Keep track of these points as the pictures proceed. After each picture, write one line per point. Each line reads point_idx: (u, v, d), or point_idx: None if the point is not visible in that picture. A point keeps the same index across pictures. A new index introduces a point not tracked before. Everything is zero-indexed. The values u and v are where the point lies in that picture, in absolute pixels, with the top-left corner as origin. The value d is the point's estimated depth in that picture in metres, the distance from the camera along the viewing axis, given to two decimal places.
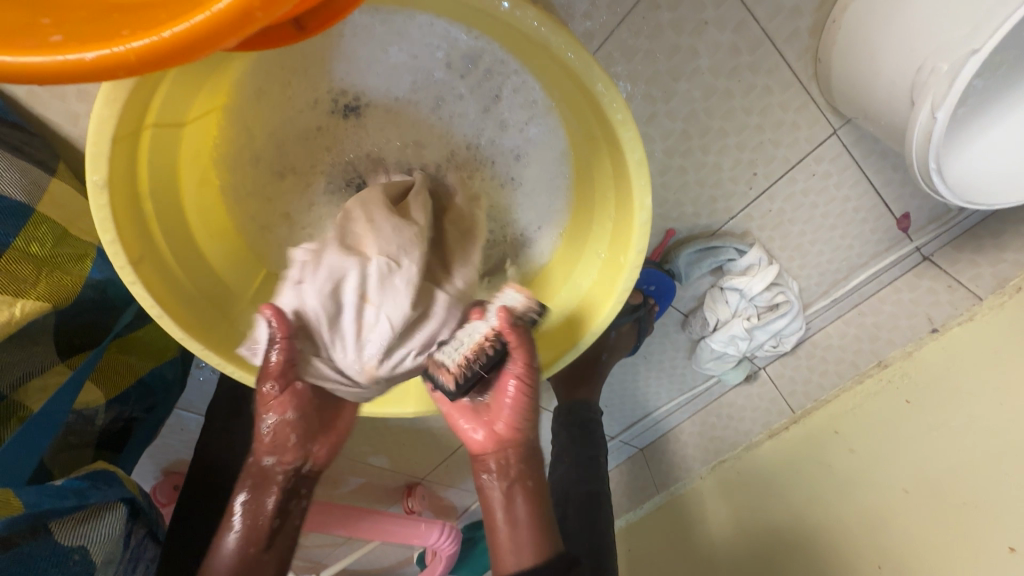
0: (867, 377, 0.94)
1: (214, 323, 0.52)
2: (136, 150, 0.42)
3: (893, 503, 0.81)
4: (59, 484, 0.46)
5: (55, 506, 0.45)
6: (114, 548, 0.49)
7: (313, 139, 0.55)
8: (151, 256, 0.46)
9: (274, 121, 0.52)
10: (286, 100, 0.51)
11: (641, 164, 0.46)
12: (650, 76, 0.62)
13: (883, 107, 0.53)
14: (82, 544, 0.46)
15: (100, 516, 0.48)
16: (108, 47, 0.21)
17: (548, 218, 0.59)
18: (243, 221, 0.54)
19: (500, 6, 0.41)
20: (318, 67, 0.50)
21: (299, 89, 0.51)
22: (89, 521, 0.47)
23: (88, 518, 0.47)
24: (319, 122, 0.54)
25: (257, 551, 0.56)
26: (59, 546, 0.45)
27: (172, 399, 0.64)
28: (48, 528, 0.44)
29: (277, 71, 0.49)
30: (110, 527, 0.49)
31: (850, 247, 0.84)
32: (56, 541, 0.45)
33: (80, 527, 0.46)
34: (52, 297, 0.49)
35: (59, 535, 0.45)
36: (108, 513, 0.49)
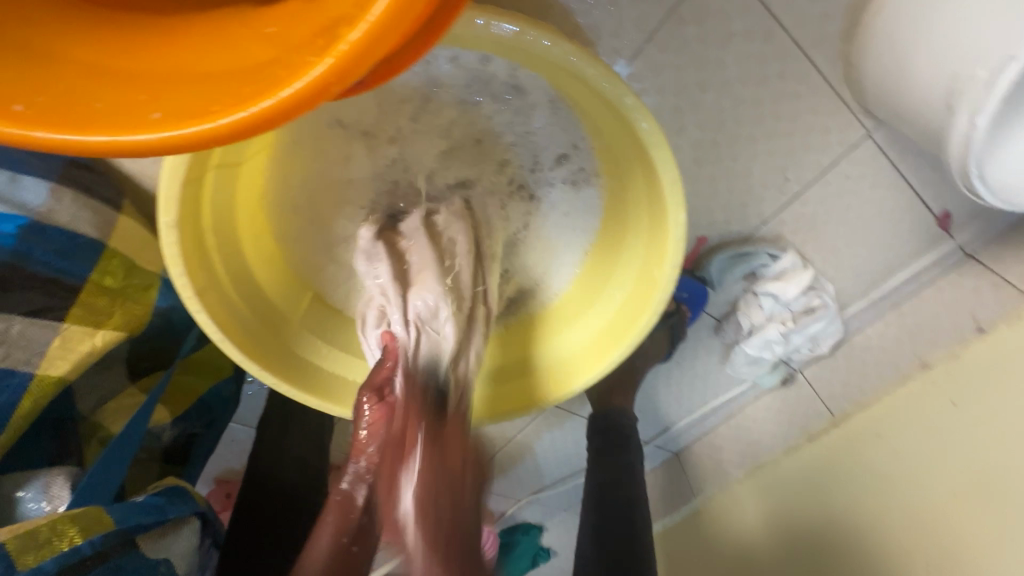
0: (910, 380, 0.90)
1: (268, 342, 0.56)
2: (199, 192, 0.45)
3: (941, 510, 0.80)
4: (141, 502, 0.49)
5: (138, 521, 0.48)
6: (189, 560, 0.52)
7: (337, 189, 0.56)
8: (214, 287, 0.50)
9: (314, 167, 0.54)
10: (321, 150, 0.54)
11: (675, 182, 0.48)
12: (679, 88, 0.63)
13: (920, 111, 0.53)
14: (165, 557, 0.50)
15: (177, 531, 0.51)
16: (201, 123, 0.23)
17: (567, 249, 0.61)
18: (296, 257, 0.58)
19: (539, 44, 0.43)
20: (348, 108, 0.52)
21: (332, 140, 0.54)
22: (168, 535, 0.50)
23: (167, 532, 0.50)
24: (354, 172, 0.56)
25: (348, 541, 0.49)
26: (148, 557, 0.48)
27: (229, 412, 0.68)
28: (135, 542, 0.48)
29: (319, 120, 0.52)
30: (185, 541, 0.52)
31: (887, 248, 0.83)
32: (143, 552, 0.48)
33: (161, 540, 0.50)
34: (127, 326, 0.54)
35: (145, 547, 0.48)
36: (183, 528, 0.52)
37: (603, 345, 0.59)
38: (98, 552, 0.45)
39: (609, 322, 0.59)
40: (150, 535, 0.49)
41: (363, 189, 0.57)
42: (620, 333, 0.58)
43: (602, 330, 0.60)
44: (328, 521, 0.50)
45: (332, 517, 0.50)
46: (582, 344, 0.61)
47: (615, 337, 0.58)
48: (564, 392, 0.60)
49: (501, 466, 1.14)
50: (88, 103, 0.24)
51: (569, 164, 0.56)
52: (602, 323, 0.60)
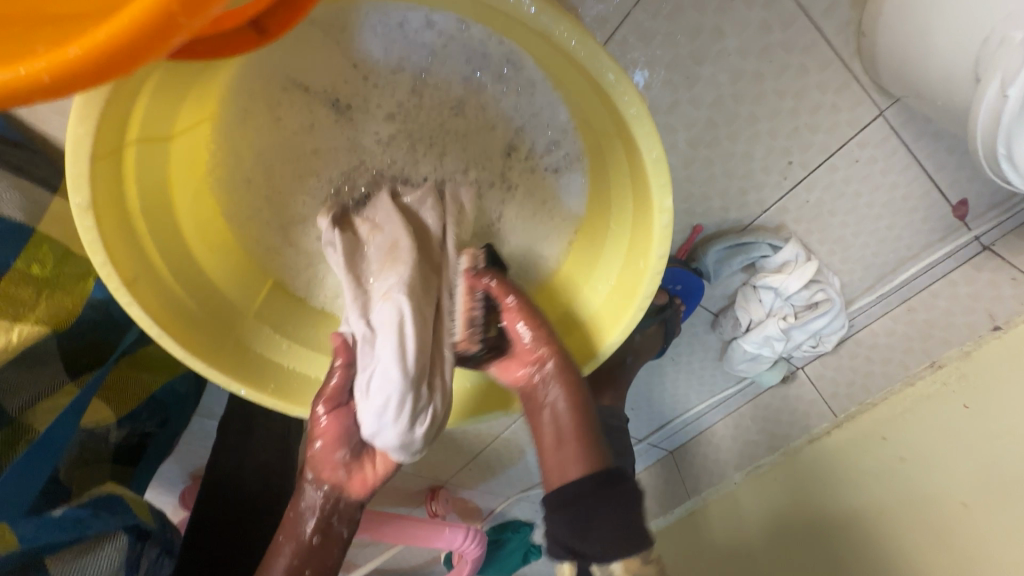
0: (918, 379, 0.86)
1: (216, 337, 0.51)
2: (120, 167, 0.40)
3: (952, 521, 0.75)
4: (60, 515, 0.46)
5: (50, 539, 0.45)
6: None
7: (302, 163, 0.52)
8: (147, 276, 0.45)
9: (266, 142, 0.50)
10: (274, 123, 0.49)
11: (659, 162, 0.41)
12: (672, 60, 0.57)
13: (942, 83, 0.47)
14: None
15: (99, 548, 0.47)
16: (12, 68, 0.18)
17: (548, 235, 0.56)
18: (249, 242, 0.54)
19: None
20: (306, 74, 0.47)
21: (288, 111, 0.49)
22: (86, 554, 0.46)
23: (84, 551, 0.46)
24: (314, 149, 0.52)
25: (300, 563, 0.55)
26: None
27: (186, 412, 0.64)
28: (44, 562, 0.44)
29: (270, 88, 0.47)
30: (110, 558, 0.47)
31: (897, 239, 0.77)
32: (51, 573, 0.44)
33: (74, 562, 0.45)
34: (51, 318, 0.49)
35: (53, 568, 0.44)
36: (108, 544, 0.47)
37: (584, 343, 0.54)
38: None
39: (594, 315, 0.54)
40: (63, 554, 0.45)
41: (324, 170, 0.53)
42: (601, 330, 0.53)
43: (587, 323, 0.55)
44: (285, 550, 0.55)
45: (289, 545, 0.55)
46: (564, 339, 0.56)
47: (600, 331, 0.53)
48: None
49: (488, 464, 1.10)
50: None
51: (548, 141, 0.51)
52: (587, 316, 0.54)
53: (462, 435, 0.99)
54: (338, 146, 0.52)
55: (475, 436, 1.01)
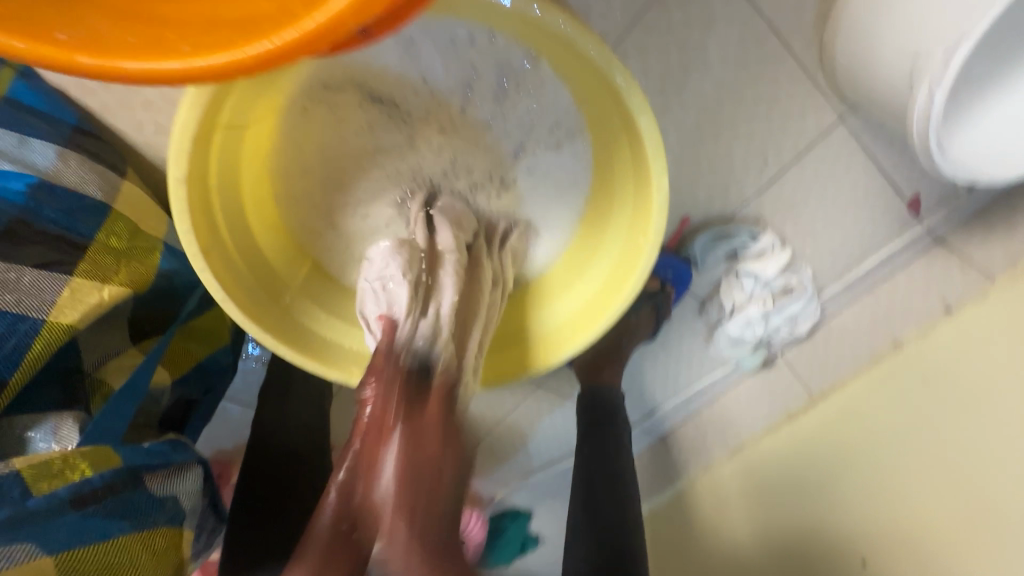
0: (881, 359, 0.97)
1: (267, 307, 0.58)
2: (208, 151, 0.47)
3: (913, 477, 0.85)
4: (148, 446, 0.54)
5: (143, 462, 0.52)
6: (195, 498, 0.56)
7: (350, 166, 0.58)
8: (218, 248, 0.52)
9: (319, 142, 0.56)
10: (329, 126, 0.55)
11: (658, 150, 0.50)
12: (664, 71, 0.66)
13: (888, 90, 0.57)
14: (171, 494, 0.53)
15: (181, 474, 0.55)
16: (229, 52, 0.26)
17: (558, 222, 0.64)
18: (294, 225, 0.61)
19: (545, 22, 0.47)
20: (357, 83, 0.53)
21: (342, 118, 0.55)
22: (174, 476, 0.54)
23: (173, 473, 0.54)
24: (358, 142, 0.57)
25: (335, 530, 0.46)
26: (153, 493, 0.51)
27: (226, 381, 0.70)
28: (144, 479, 0.51)
29: (324, 94, 0.54)
30: (189, 484, 0.55)
31: (861, 232, 0.87)
32: (149, 488, 0.51)
33: (167, 480, 0.53)
34: (132, 284, 0.54)
35: (151, 484, 0.52)
36: (186, 473, 0.55)
37: (592, 315, 0.62)
38: (105, 486, 0.48)
39: (597, 291, 0.62)
40: (156, 474, 0.52)
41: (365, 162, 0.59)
42: (605, 303, 0.61)
43: (591, 299, 0.62)
44: (330, 498, 0.48)
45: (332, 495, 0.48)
46: (571, 314, 0.64)
47: (603, 305, 0.61)
48: (551, 359, 0.63)
49: (491, 449, 1.16)
50: (121, 36, 0.26)
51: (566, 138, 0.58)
52: (593, 292, 0.62)
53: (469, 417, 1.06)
54: (381, 142, 0.57)
55: (480, 419, 1.08)
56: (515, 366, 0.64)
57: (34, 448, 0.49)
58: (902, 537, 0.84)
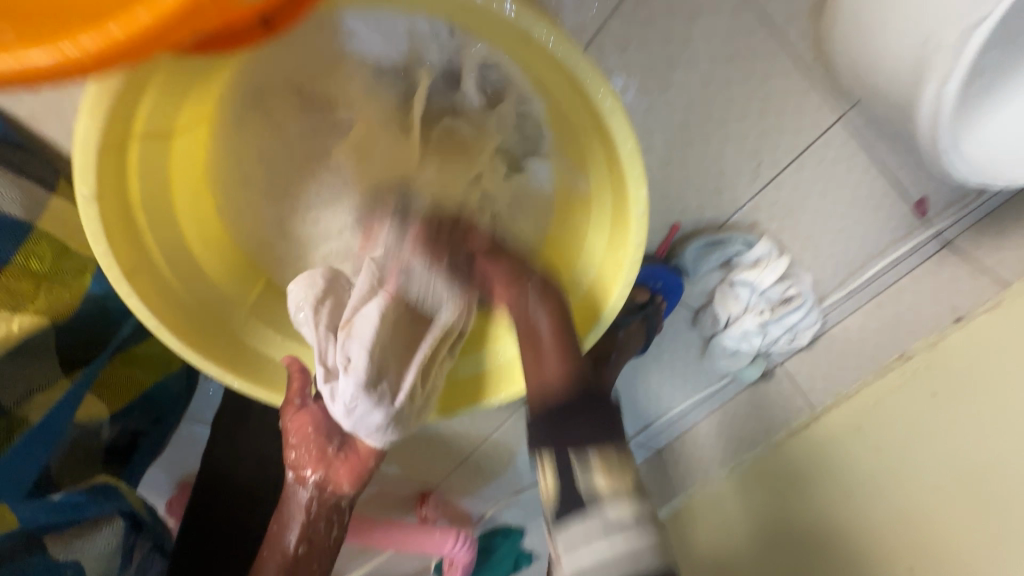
0: (889, 370, 0.89)
1: (212, 332, 0.52)
2: (124, 162, 0.42)
3: (932, 501, 0.79)
4: (58, 499, 0.49)
5: (41, 520, 0.48)
6: (112, 561, 0.52)
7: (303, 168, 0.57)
8: (147, 269, 0.46)
9: (262, 144, 0.54)
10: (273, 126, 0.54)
11: (633, 154, 0.45)
12: (646, 67, 0.61)
13: (891, 83, 0.51)
14: (77, 556, 0.50)
15: (97, 529, 0.51)
16: (66, 47, 0.21)
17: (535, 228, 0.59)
18: (241, 239, 0.56)
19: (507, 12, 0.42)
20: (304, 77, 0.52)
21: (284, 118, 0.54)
22: (85, 534, 0.50)
23: (84, 531, 0.50)
24: (307, 142, 0.56)
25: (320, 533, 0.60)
26: (54, 559, 0.48)
27: (179, 409, 0.65)
28: (42, 543, 0.48)
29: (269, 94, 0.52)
30: (106, 540, 0.51)
31: (864, 237, 0.81)
32: (50, 555, 0.48)
33: (75, 539, 0.50)
34: (47, 310, 0.50)
35: (52, 550, 0.48)
36: (104, 525, 0.51)
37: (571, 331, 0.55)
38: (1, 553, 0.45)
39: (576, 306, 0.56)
40: (61, 533, 0.49)
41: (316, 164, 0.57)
42: (584, 318, 0.55)
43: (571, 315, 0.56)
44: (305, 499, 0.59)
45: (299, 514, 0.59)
46: None
47: (582, 323, 0.55)
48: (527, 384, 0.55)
49: (477, 467, 1.11)
50: None
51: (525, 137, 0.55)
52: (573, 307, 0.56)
53: (453, 435, 1.01)
54: (331, 138, 0.56)
55: (465, 437, 1.02)
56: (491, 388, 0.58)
57: None
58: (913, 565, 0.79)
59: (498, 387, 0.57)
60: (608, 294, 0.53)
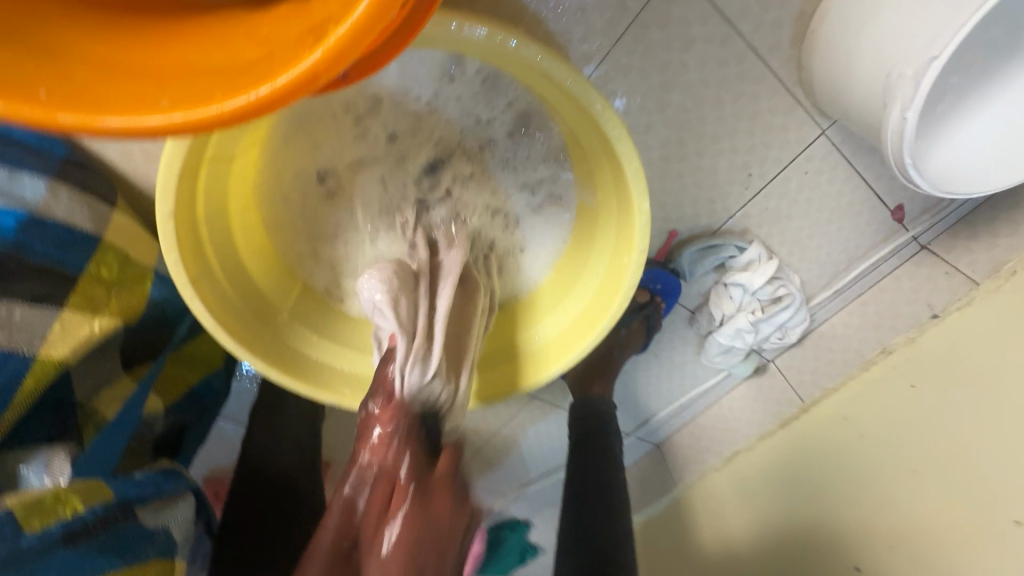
0: (872, 364, 0.96)
1: (260, 333, 0.58)
2: (195, 183, 0.48)
3: (902, 482, 0.85)
4: (140, 478, 0.53)
5: (134, 493, 0.52)
6: (188, 531, 0.56)
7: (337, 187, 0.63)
8: (207, 278, 0.53)
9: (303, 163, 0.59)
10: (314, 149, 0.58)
11: (638, 173, 0.51)
12: (646, 90, 0.67)
13: (863, 106, 0.58)
14: (163, 525, 0.53)
15: (172, 505, 0.55)
16: (206, 107, 0.26)
17: (548, 238, 0.66)
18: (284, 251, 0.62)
19: (516, 49, 0.48)
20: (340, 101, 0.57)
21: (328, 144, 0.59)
22: (165, 507, 0.54)
23: (164, 504, 0.54)
24: (340, 164, 0.60)
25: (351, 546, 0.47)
26: (145, 527, 0.51)
27: (219, 404, 0.71)
28: (134, 513, 0.51)
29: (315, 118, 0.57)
30: (182, 514, 0.56)
31: (846, 241, 0.88)
32: (141, 523, 0.51)
33: (163, 509, 0.54)
34: (122, 313, 0.56)
35: (143, 518, 0.52)
36: (178, 502, 0.56)
37: (576, 334, 0.63)
38: (99, 519, 0.49)
39: (586, 305, 0.63)
40: (151, 505, 0.53)
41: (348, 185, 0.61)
42: (588, 323, 0.62)
43: (581, 315, 0.63)
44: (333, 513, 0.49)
45: (334, 518, 0.49)
46: (561, 330, 0.64)
47: (591, 321, 0.62)
48: (539, 378, 0.63)
49: (488, 461, 1.17)
50: (100, 91, 0.27)
51: (540, 162, 0.61)
52: (583, 307, 0.63)
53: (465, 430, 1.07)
54: (364, 158, 0.60)
55: (476, 431, 1.09)
56: (511, 380, 0.65)
57: (25, 484, 0.48)
58: (889, 546, 0.84)
59: (514, 383, 0.64)
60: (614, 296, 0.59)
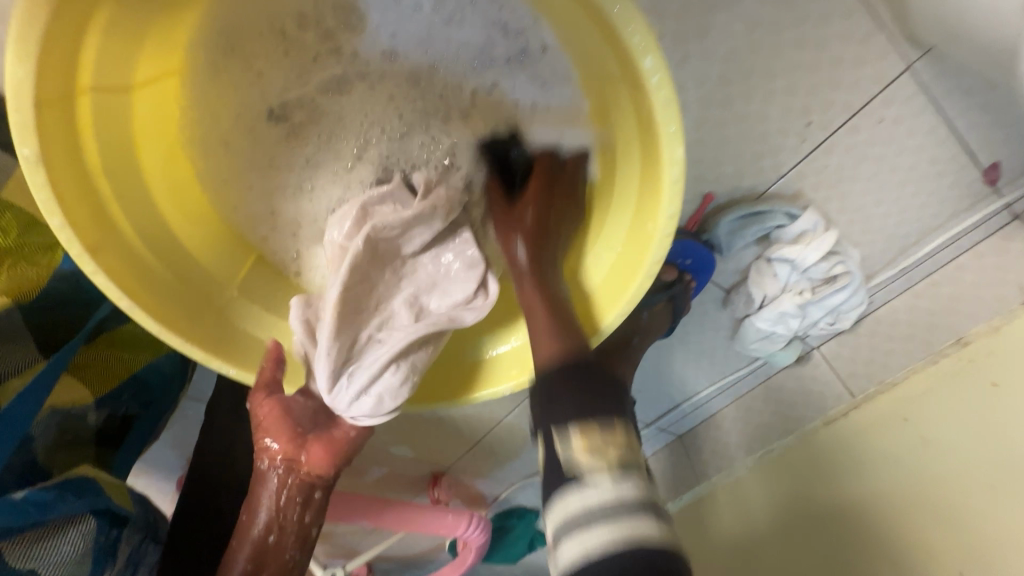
0: (942, 357, 0.81)
1: (199, 314, 0.47)
2: (76, 119, 0.37)
3: (974, 502, 0.71)
4: (17, 500, 0.42)
5: (2, 523, 0.41)
6: (80, 565, 0.44)
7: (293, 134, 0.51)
8: (116, 245, 0.41)
9: (241, 97, 0.49)
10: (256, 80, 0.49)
11: (670, 103, 0.37)
12: (683, 9, 0.52)
13: (984, 18, 0.42)
14: (34, 566, 0.41)
15: (62, 533, 0.43)
16: None
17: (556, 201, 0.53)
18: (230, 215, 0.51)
19: None
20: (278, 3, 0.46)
21: (271, 76, 0.49)
22: (48, 538, 0.43)
23: (47, 536, 0.43)
24: (307, 94, 0.50)
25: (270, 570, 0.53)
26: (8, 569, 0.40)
27: (173, 393, 0.61)
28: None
29: (256, 37, 0.47)
30: (73, 543, 0.44)
31: (924, 208, 0.72)
32: (5, 562, 0.40)
33: (35, 547, 0.42)
34: (13, 291, 0.46)
35: (8, 557, 0.40)
36: (71, 528, 0.44)
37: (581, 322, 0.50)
38: None
39: (605, 280, 0.49)
40: (21, 540, 0.41)
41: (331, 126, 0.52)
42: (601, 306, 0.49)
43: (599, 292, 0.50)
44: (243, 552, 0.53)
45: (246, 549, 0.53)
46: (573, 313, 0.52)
47: (610, 302, 0.48)
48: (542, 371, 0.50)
49: (492, 450, 1.07)
50: None
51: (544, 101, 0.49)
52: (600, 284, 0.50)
53: (464, 419, 0.97)
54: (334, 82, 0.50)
55: (477, 420, 0.98)
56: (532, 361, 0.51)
57: None
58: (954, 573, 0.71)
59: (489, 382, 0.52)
60: (638, 268, 0.46)
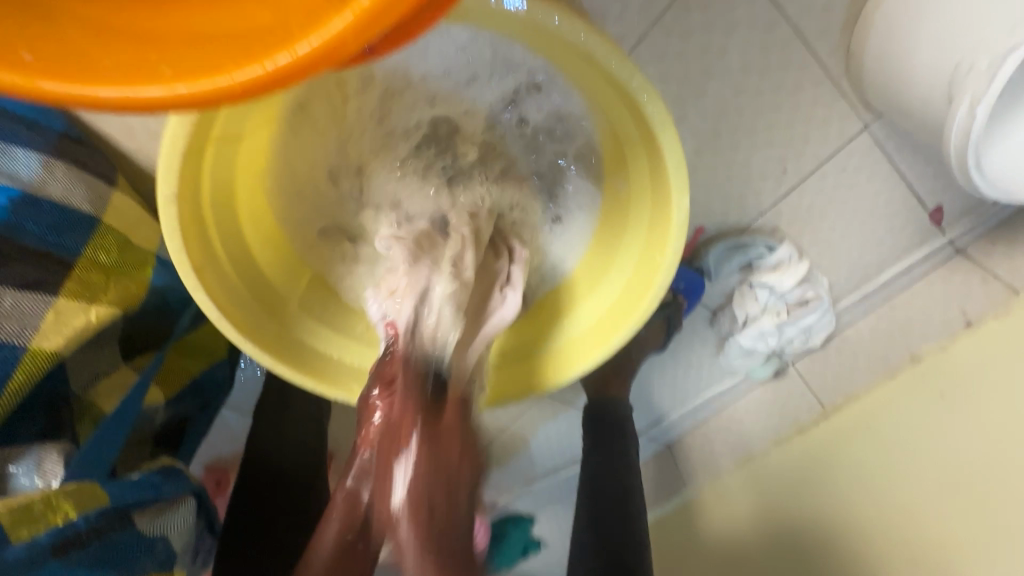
0: (900, 372, 0.92)
1: (268, 325, 0.55)
2: (199, 165, 0.45)
3: (929, 497, 0.83)
4: (137, 479, 0.51)
5: (132, 497, 0.49)
6: (189, 536, 0.53)
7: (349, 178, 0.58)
8: (212, 266, 0.49)
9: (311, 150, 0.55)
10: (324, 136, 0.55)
11: (680, 167, 0.48)
12: (682, 75, 0.63)
13: (921, 101, 0.54)
14: (162, 533, 0.50)
15: (174, 508, 0.52)
16: (213, 78, 0.23)
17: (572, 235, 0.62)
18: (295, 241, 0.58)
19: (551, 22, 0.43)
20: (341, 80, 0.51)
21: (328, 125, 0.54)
22: (165, 512, 0.51)
23: (165, 509, 0.51)
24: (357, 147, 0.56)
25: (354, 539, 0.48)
26: (143, 535, 0.49)
27: (223, 396, 0.68)
28: (132, 518, 0.49)
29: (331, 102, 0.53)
30: (184, 518, 0.53)
31: (881, 242, 0.84)
32: (140, 530, 0.49)
33: (158, 517, 0.50)
34: (121, 302, 0.52)
35: (142, 524, 0.49)
36: (180, 505, 0.53)
37: (588, 344, 0.59)
38: (91, 529, 0.46)
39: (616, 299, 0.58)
40: (147, 510, 0.50)
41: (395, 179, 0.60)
42: (606, 332, 0.58)
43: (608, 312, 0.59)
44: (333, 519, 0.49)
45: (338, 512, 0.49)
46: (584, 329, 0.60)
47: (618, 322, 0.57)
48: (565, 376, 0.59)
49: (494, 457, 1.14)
50: (95, 59, 0.23)
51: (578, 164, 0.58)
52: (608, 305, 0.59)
53: None
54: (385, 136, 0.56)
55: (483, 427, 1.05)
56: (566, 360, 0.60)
57: (15, 484, 0.46)
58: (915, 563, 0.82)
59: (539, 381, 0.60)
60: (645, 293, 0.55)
